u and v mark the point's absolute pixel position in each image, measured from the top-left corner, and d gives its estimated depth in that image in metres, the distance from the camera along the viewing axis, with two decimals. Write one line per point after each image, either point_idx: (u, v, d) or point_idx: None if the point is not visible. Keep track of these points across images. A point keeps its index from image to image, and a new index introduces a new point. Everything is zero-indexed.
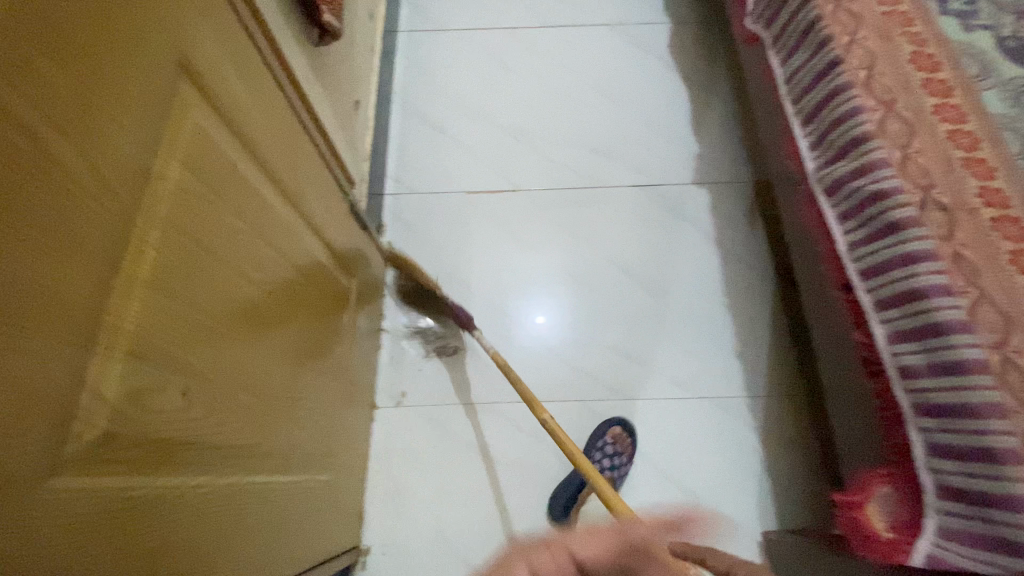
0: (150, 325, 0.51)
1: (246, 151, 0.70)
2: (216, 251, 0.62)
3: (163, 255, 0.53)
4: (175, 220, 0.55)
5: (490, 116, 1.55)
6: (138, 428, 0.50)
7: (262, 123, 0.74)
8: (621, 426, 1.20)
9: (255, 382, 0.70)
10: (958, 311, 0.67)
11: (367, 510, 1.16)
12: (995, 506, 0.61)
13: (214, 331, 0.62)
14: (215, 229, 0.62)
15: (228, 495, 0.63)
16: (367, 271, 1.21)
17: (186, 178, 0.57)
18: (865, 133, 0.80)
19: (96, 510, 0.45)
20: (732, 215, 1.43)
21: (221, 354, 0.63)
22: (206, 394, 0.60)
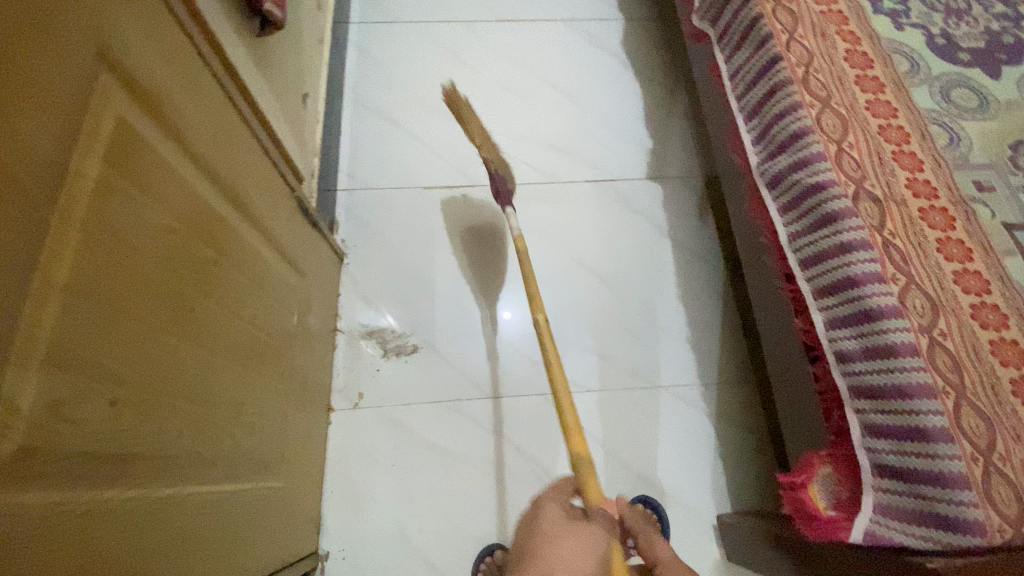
0: (69, 330, 0.48)
1: (178, 145, 0.66)
2: (146, 251, 0.58)
3: (83, 256, 0.49)
4: (98, 220, 0.51)
5: (446, 110, 1.53)
6: (59, 441, 0.47)
7: (197, 116, 0.71)
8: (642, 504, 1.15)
9: (195, 390, 0.67)
10: (890, 296, 0.71)
11: (326, 514, 1.13)
12: (926, 482, 0.65)
13: (146, 335, 0.58)
14: (143, 227, 0.58)
15: (164, 507, 0.60)
16: (319, 268, 1.18)
17: (111, 175, 0.54)
18: (803, 128, 0.83)
19: (12, 531, 0.41)
20: (686, 208, 1.46)
21: (153, 359, 0.59)
22: (136, 401, 0.57)
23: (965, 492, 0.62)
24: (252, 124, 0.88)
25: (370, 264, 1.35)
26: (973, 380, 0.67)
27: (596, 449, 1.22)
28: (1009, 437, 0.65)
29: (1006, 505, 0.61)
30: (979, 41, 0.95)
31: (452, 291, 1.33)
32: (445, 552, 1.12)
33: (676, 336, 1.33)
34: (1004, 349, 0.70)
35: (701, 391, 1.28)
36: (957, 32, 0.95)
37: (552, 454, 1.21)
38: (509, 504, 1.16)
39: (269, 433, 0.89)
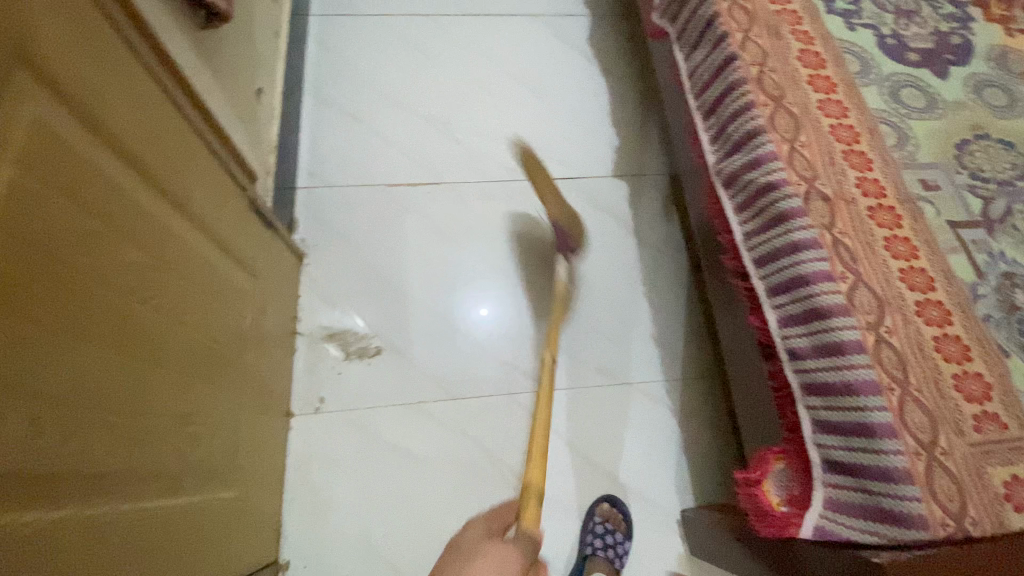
0: None
1: (107, 145, 0.63)
2: (67, 257, 0.55)
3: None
4: (12, 226, 0.48)
5: (410, 105, 1.50)
6: None
7: (128, 113, 0.67)
8: (610, 502, 1.17)
9: (129, 402, 0.64)
10: (839, 295, 0.72)
11: (286, 523, 1.10)
12: (873, 478, 0.66)
13: (68, 346, 0.55)
14: (64, 232, 0.55)
15: (91, 526, 0.57)
16: (275, 269, 1.14)
17: (27, 178, 0.50)
18: (757, 127, 0.84)
19: None
20: (651, 206, 1.47)
21: (76, 372, 0.56)
22: (58, 417, 0.53)
23: (909, 487, 0.63)
24: (196, 122, 0.84)
25: (332, 265, 1.31)
26: (917, 375, 0.69)
27: (562, 448, 1.22)
28: (951, 431, 0.66)
29: (947, 498, 0.63)
30: (928, 42, 0.97)
31: (425, 290, 1.32)
32: (410, 557, 1.11)
33: (641, 333, 1.34)
34: (948, 345, 0.71)
35: (666, 387, 1.29)
36: (907, 32, 0.97)
37: (518, 454, 1.20)
38: (475, 506, 1.15)
39: (219, 442, 0.86)
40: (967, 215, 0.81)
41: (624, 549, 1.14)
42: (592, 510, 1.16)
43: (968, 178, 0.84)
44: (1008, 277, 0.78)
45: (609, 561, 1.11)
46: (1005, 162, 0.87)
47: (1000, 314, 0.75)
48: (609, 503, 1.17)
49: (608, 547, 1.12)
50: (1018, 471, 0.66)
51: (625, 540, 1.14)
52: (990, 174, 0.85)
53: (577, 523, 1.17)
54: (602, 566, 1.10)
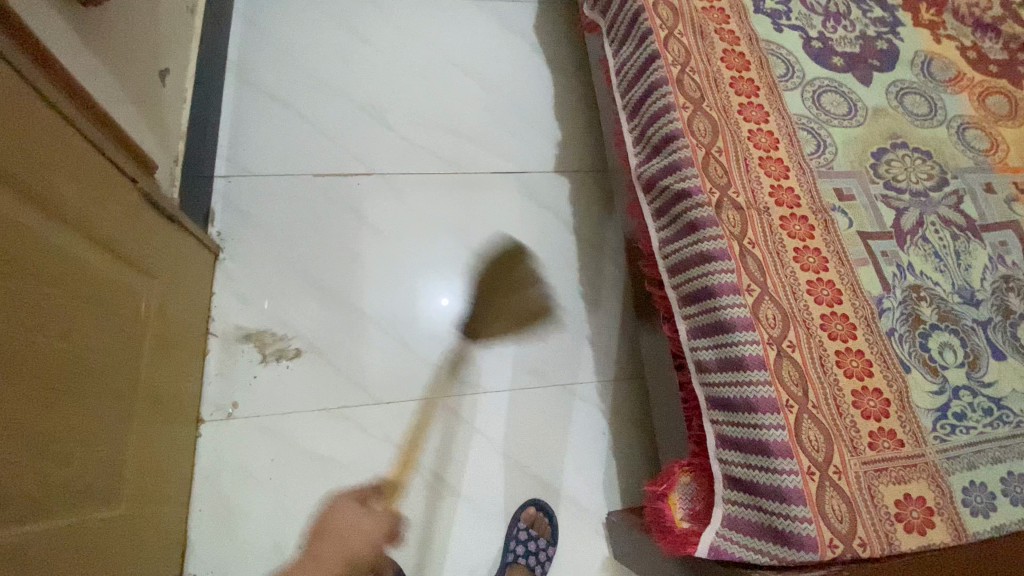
0: None
1: None
2: None
3: None
4: None
5: (342, 92, 1.42)
6: None
7: None
8: (536, 506, 1.15)
9: None
10: (743, 308, 0.70)
11: (192, 534, 1.04)
12: (767, 497, 0.65)
13: None
14: None
15: None
16: (180, 266, 1.06)
17: None
18: (675, 131, 0.81)
19: None
20: (592, 204, 1.44)
21: None
22: None
23: (800, 508, 0.62)
24: (68, 111, 0.75)
25: (251, 261, 1.24)
26: (816, 393, 0.68)
27: (490, 451, 1.19)
28: (845, 449, 0.66)
29: (837, 519, 0.63)
30: (854, 46, 0.95)
31: (385, 281, 1.28)
32: None
33: (575, 334, 1.31)
34: (849, 360, 0.71)
35: (598, 390, 1.28)
36: (834, 35, 0.95)
37: (444, 460, 1.17)
38: (396, 513, 1.12)
39: (99, 459, 0.79)
40: (878, 226, 0.81)
41: (547, 555, 1.13)
42: (518, 515, 1.14)
43: (882, 188, 0.84)
44: (914, 290, 0.77)
45: (529, 567, 1.11)
46: (921, 172, 0.87)
47: (903, 328, 0.75)
48: (535, 507, 1.16)
49: (530, 554, 1.11)
50: (909, 489, 0.66)
51: (549, 546, 1.13)
52: (905, 184, 0.85)
53: (502, 528, 1.14)
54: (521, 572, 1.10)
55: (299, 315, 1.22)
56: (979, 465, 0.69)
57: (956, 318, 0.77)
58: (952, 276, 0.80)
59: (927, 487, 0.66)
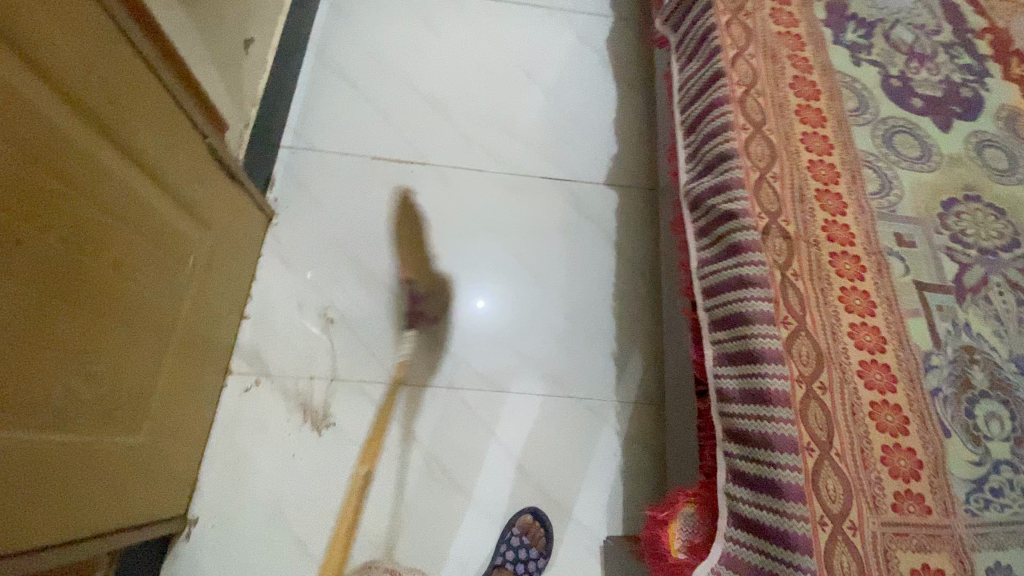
0: None
1: (44, 81, 0.62)
2: None
3: None
4: None
5: (410, 81, 1.47)
6: None
7: (71, 49, 0.65)
8: (533, 515, 1.13)
9: (30, 334, 0.64)
10: (776, 340, 0.67)
11: (203, 478, 1.08)
12: (773, 542, 0.61)
13: None
14: None
15: None
16: (234, 223, 1.12)
17: None
18: (730, 150, 0.78)
19: None
20: (637, 221, 1.41)
21: None
22: None
23: (806, 558, 0.58)
24: (154, 64, 0.81)
25: (298, 229, 1.29)
26: (841, 440, 0.64)
27: (498, 451, 1.18)
28: (865, 504, 0.61)
29: None
30: (936, 89, 0.90)
31: (422, 266, 1.31)
32: (318, 538, 1.08)
33: (601, 350, 1.29)
34: (884, 413, 0.66)
35: (616, 409, 1.24)
36: (915, 76, 0.91)
37: (449, 453, 1.17)
38: (395, 494, 1.13)
39: (128, 387, 0.83)
40: (938, 278, 0.76)
41: (536, 566, 1.10)
42: (513, 520, 1.12)
43: (947, 240, 0.78)
44: (968, 350, 0.72)
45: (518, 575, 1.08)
46: (992, 229, 0.81)
47: (950, 389, 0.69)
48: (532, 515, 1.13)
49: (518, 561, 1.09)
50: (930, 560, 0.61)
51: (539, 557, 1.10)
52: (973, 240, 0.79)
53: (496, 530, 1.13)
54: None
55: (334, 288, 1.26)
56: (1009, 547, 0.64)
57: (1010, 388, 0.71)
58: (1013, 342, 0.73)
59: (949, 561, 0.61)
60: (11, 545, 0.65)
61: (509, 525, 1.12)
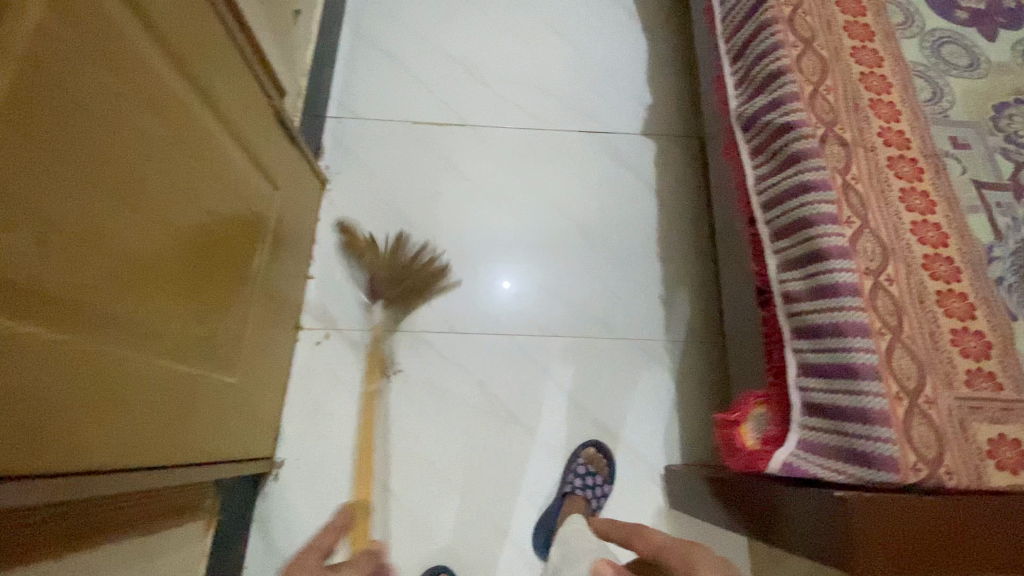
0: (34, 177, 0.51)
1: (155, 39, 0.68)
2: (108, 121, 0.60)
3: (47, 112, 0.52)
4: (65, 85, 0.54)
5: (444, 47, 1.51)
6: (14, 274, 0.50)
7: (172, 10, 0.71)
8: (596, 447, 1.18)
9: (156, 269, 0.70)
10: (841, 238, 0.70)
11: (285, 424, 1.17)
12: (850, 420, 0.65)
13: (105, 200, 0.60)
14: (107, 105, 0.60)
15: (109, 363, 0.63)
16: (297, 187, 1.18)
17: (74, 44, 0.55)
18: (782, 67, 0.81)
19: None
20: (676, 167, 1.43)
21: (109, 226, 0.61)
22: (88, 256, 0.58)
23: (884, 429, 0.62)
24: (230, 26, 0.86)
25: (350, 193, 1.36)
26: (911, 325, 0.67)
27: (555, 392, 1.23)
28: (939, 381, 0.65)
29: (923, 445, 0.62)
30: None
31: (468, 223, 1.35)
32: (395, 474, 1.16)
33: (648, 293, 1.32)
34: (950, 300, 0.69)
35: (667, 348, 1.28)
36: None
37: (508, 395, 1.23)
38: (463, 433, 1.19)
39: (226, 329, 0.90)
40: (995, 177, 0.78)
41: (603, 492, 1.15)
42: (577, 453, 1.18)
43: (1002, 142, 0.80)
44: None
45: (588, 501, 1.12)
46: None
47: (1014, 278, 0.72)
48: (594, 448, 1.19)
49: (587, 487, 1.14)
50: (1007, 430, 0.64)
51: (605, 484, 1.16)
52: None
53: (561, 462, 1.19)
54: (580, 504, 1.11)
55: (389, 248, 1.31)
56: None
57: None
58: None
59: None
60: (144, 458, 0.72)
61: (573, 457, 1.18)
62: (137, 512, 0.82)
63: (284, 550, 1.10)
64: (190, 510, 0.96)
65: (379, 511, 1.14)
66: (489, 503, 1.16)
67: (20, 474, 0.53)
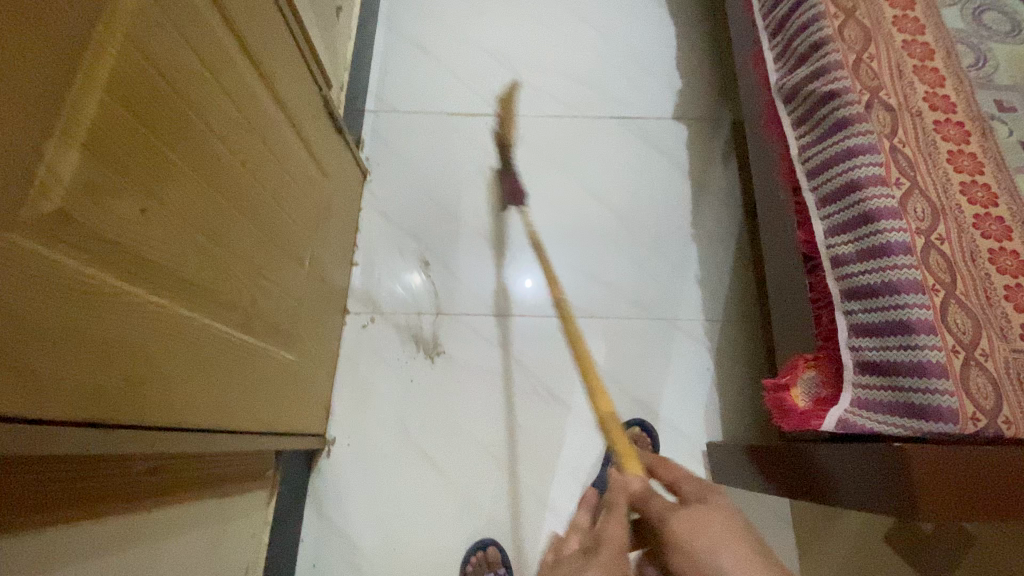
0: (139, 152, 0.56)
1: (231, 29, 0.73)
2: (193, 103, 0.65)
3: (146, 92, 0.56)
4: (159, 68, 0.58)
5: (475, 39, 1.55)
6: (123, 239, 0.55)
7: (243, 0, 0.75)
8: (640, 427, 1.20)
9: (231, 243, 0.75)
10: (891, 199, 0.71)
11: (335, 403, 1.22)
12: (907, 375, 0.66)
13: (193, 176, 0.65)
14: (191, 86, 0.64)
15: (197, 329, 0.68)
16: (343, 176, 1.23)
17: (167, 31, 0.59)
18: (824, 37, 0.82)
19: (84, 292, 0.50)
20: (709, 149, 1.44)
21: (196, 201, 0.66)
22: (179, 227, 0.63)
23: (943, 381, 0.63)
24: (286, 18, 0.91)
25: (390, 182, 1.40)
26: (965, 282, 0.68)
27: (595, 371, 1.26)
28: (996, 334, 0.67)
29: (981, 396, 0.63)
30: None
31: (505, 208, 1.38)
32: (442, 451, 1.20)
33: (684, 273, 1.34)
34: (1003, 258, 0.71)
35: (704, 326, 1.29)
36: None
37: (549, 374, 1.25)
38: (507, 410, 1.22)
39: (286, 306, 0.95)
40: None
41: None
42: (622, 432, 1.20)
43: None
44: None
45: None
46: None
47: None
48: (639, 428, 1.20)
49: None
50: None
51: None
52: None
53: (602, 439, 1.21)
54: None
55: (429, 234, 1.35)
56: None
57: None
58: None
59: None
60: (225, 421, 0.77)
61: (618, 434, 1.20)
62: (214, 474, 0.87)
63: (339, 524, 1.15)
64: (257, 478, 1.01)
65: (428, 486, 1.18)
66: (534, 479, 1.19)
67: (129, 424, 0.58)
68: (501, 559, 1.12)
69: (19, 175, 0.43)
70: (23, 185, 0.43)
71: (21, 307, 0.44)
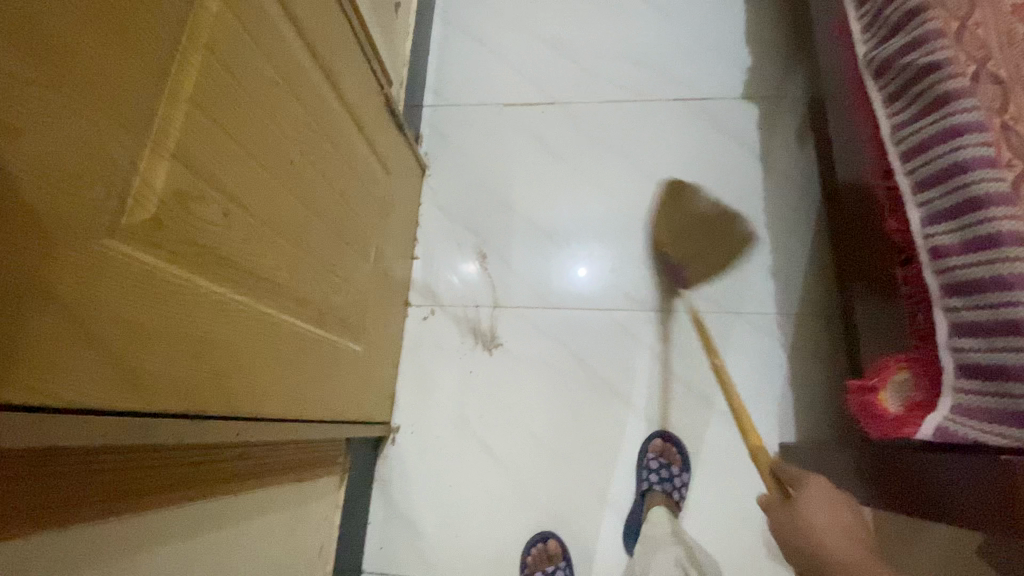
0: (220, 159, 0.59)
1: (299, 34, 0.75)
2: (266, 107, 0.67)
3: (225, 101, 0.59)
4: (236, 77, 0.61)
5: (532, 27, 1.52)
6: (208, 242, 0.58)
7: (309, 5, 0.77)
8: (661, 437, 1.16)
9: (302, 243, 0.78)
10: (1002, 183, 0.63)
11: (399, 394, 1.25)
12: (1014, 380, 0.59)
13: (267, 179, 0.68)
14: (265, 93, 0.67)
15: (275, 326, 0.71)
16: (403, 171, 1.25)
17: (242, 40, 0.62)
18: (923, 2, 0.73)
19: (178, 293, 0.54)
20: (782, 131, 1.35)
21: (272, 204, 0.69)
22: (257, 229, 0.66)
23: None
24: (349, 19, 0.92)
25: (448, 177, 1.41)
26: None
27: (657, 366, 1.22)
28: None
29: None
30: None
31: (563, 199, 1.36)
32: (502, 443, 1.21)
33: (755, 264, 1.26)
34: None
35: (777, 321, 1.22)
36: None
37: (610, 369, 1.23)
38: (566, 403, 1.22)
39: (353, 300, 0.98)
40: None
41: (682, 480, 1.14)
42: (644, 447, 1.17)
43: None
44: None
45: (666, 496, 1.12)
46: None
47: None
48: (662, 439, 1.17)
49: (664, 481, 1.13)
50: None
51: (682, 473, 1.14)
52: None
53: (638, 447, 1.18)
54: (660, 499, 1.12)
55: (488, 228, 1.35)
56: None
57: None
58: None
59: None
60: (301, 411, 0.81)
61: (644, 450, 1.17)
62: (292, 459, 0.92)
63: (404, 510, 1.19)
64: (330, 463, 1.07)
65: (488, 477, 1.19)
66: (594, 474, 1.18)
67: (216, 415, 0.62)
68: (561, 551, 1.13)
69: (119, 187, 0.46)
70: (122, 195, 0.47)
71: (122, 308, 0.47)
